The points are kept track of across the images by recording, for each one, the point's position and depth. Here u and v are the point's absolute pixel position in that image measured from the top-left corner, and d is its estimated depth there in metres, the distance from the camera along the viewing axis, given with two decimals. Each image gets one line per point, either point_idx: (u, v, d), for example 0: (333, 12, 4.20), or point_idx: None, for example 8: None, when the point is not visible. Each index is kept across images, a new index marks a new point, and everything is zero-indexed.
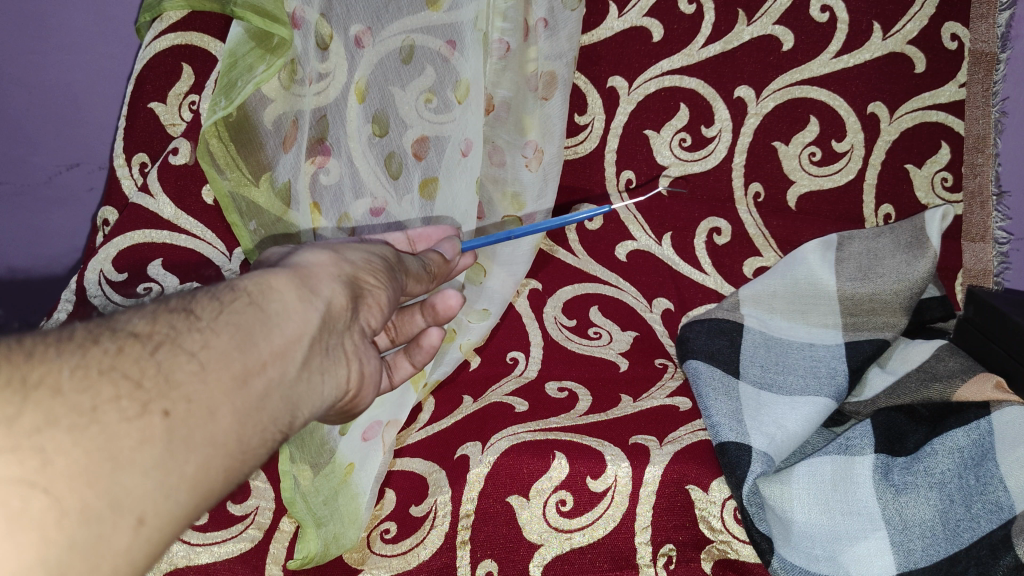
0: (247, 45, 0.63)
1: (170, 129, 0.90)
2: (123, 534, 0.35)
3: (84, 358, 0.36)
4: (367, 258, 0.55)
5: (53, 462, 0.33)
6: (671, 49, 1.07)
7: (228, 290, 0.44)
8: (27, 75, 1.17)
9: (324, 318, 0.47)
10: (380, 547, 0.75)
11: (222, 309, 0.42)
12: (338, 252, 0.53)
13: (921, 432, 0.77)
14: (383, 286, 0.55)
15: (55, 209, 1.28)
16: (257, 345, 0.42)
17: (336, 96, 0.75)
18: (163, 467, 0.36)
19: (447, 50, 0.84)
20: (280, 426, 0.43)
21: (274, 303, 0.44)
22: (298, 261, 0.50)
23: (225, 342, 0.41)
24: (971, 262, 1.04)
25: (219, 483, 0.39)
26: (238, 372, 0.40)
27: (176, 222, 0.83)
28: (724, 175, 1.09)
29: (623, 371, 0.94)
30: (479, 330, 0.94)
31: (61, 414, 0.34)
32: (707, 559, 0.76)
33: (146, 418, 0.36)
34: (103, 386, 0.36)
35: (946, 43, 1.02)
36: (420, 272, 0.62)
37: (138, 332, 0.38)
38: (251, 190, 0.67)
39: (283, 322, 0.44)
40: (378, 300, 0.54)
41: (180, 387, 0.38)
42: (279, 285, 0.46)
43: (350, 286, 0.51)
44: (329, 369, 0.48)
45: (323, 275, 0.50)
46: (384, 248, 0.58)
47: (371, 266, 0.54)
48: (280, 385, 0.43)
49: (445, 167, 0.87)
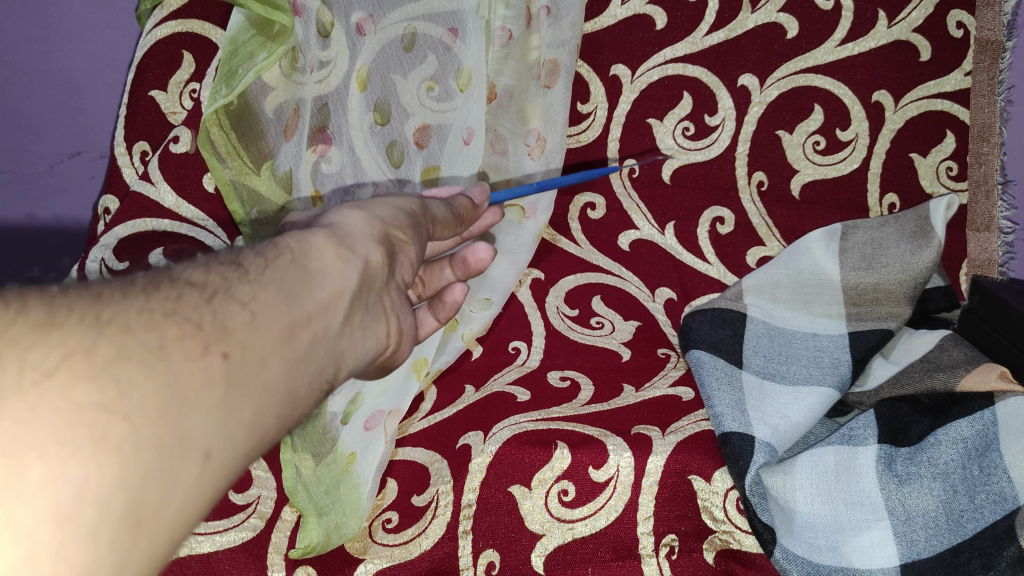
0: (247, 32, 0.62)
1: (171, 117, 0.90)
2: (191, 469, 0.34)
3: (148, 302, 0.36)
4: (397, 214, 0.54)
5: (129, 393, 0.33)
6: (675, 36, 1.06)
7: (272, 247, 0.44)
8: (28, 63, 1.17)
9: (363, 275, 0.47)
10: (382, 536, 0.74)
11: (268, 264, 0.42)
12: (368, 210, 0.52)
13: (925, 423, 0.76)
14: (414, 242, 0.54)
15: (56, 197, 1.29)
16: (302, 300, 0.42)
17: (337, 84, 0.74)
18: (224, 409, 0.36)
19: (449, 37, 0.83)
20: (325, 378, 0.44)
21: (315, 261, 0.44)
22: (330, 221, 0.50)
23: (273, 295, 0.41)
24: (976, 252, 1.03)
25: (271, 430, 0.39)
26: (287, 324, 0.40)
27: (177, 210, 0.84)
28: (728, 164, 1.09)
29: (625, 361, 0.94)
30: (481, 319, 0.94)
31: (132, 349, 0.34)
32: (708, 550, 0.74)
33: (208, 359, 0.36)
34: (168, 327, 0.36)
35: (952, 31, 1.01)
36: (447, 218, 0.61)
37: (195, 281, 0.39)
38: (252, 178, 0.67)
39: (323, 278, 0.44)
40: (410, 256, 0.53)
41: (235, 334, 0.38)
42: (319, 243, 0.46)
43: (384, 244, 0.50)
44: (370, 326, 0.48)
45: (358, 234, 0.49)
46: (410, 201, 0.57)
47: (400, 223, 0.53)
48: (324, 338, 0.43)
49: (447, 156, 0.86)
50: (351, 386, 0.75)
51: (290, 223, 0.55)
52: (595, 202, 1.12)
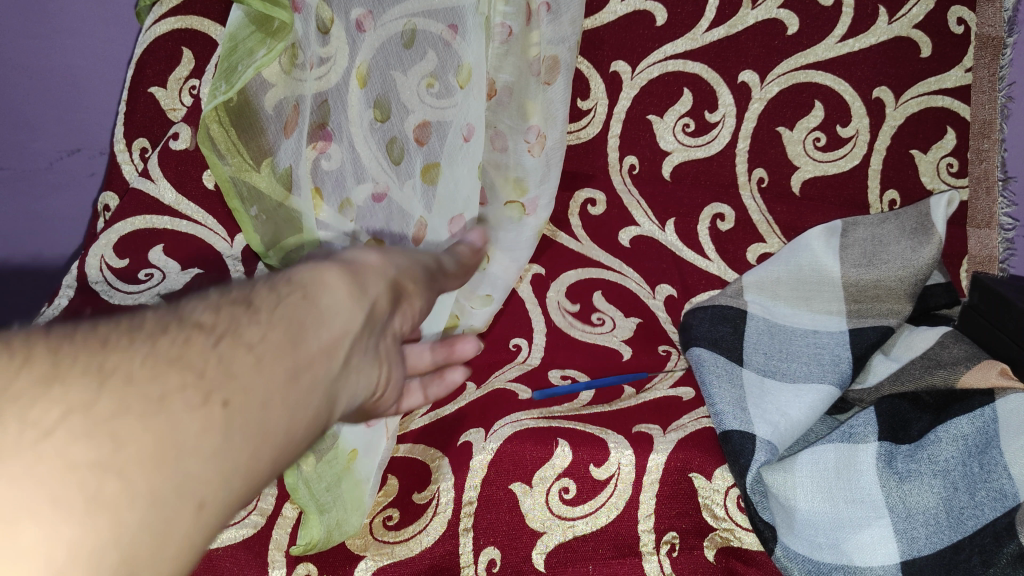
0: (247, 29, 0.62)
1: (171, 114, 0.91)
2: (183, 520, 0.35)
3: (153, 349, 0.38)
4: (411, 265, 0.57)
5: (123, 448, 0.34)
6: (675, 32, 1.05)
7: (285, 283, 0.46)
8: (26, 59, 1.18)
9: (368, 318, 0.48)
10: (383, 534, 0.74)
11: (280, 301, 0.44)
12: (385, 254, 0.55)
13: (925, 420, 0.76)
14: (420, 293, 0.57)
15: (57, 194, 1.31)
16: (307, 342, 0.43)
17: (337, 81, 0.73)
18: (221, 454, 0.37)
19: (449, 34, 0.79)
20: (321, 420, 0.44)
21: (324, 299, 0.46)
22: (346, 258, 0.52)
23: (279, 334, 0.42)
24: (976, 249, 1.03)
25: (263, 475, 0.40)
26: (290, 365, 0.41)
27: (177, 207, 0.88)
28: (728, 161, 1.09)
29: (626, 360, 0.94)
30: (481, 316, 0.95)
31: (133, 402, 0.35)
32: (709, 547, 0.75)
33: (209, 406, 0.37)
34: (170, 376, 0.37)
35: (953, 28, 1.00)
36: (455, 270, 0.65)
37: (203, 323, 0.41)
38: (252, 174, 0.69)
39: (332, 317, 0.45)
40: (413, 306, 0.55)
41: (238, 379, 0.39)
42: (331, 280, 0.47)
43: (392, 288, 0.53)
44: (364, 370, 0.48)
45: (369, 274, 0.51)
46: (424, 255, 0.61)
47: (413, 273, 0.56)
48: (324, 381, 0.44)
49: (447, 154, 0.82)
50: None
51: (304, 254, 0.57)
52: (595, 198, 1.12)
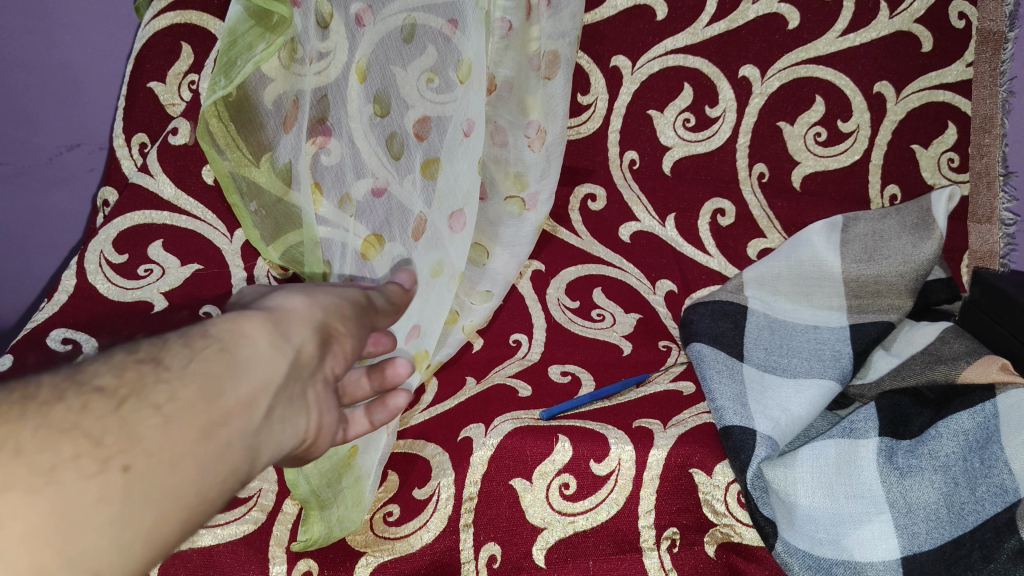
0: (247, 23, 0.62)
1: (169, 108, 0.98)
2: None
3: (46, 419, 0.39)
4: (340, 304, 0.55)
5: (9, 526, 0.36)
6: (675, 27, 1.06)
7: (201, 336, 0.46)
8: (26, 55, 1.18)
9: (291, 367, 0.48)
10: (383, 529, 0.74)
11: (193, 356, 0.44)
12: (312, 295, 0.54)
13: (926, 416, 0.77)
14: (353, 334, 0.55)
15: (56, 189, 1.31)
16: (222, 396, 0.43)
17: (336, 75, 0.73)
18: (117, 525, 0.38)
19: (449, 28, 0.77)
20: (240, 474, 0.45)
21: (244, 349, 0.46)
22: (272, 304, 0.51)
23: (191, 392, 0.42)
24: (977, 244, 1.02)
25: (173, 537, 0.41)
26: (201, 425, 0.42)
27: (176, 202, 0.94)
28: (728, 156, 1.09)
29: (627, 355, 0.93)
30: (482, 311, 0.93)
31: (20, 476, 0.37)
32: (709, 542, 0.75)
33: (106, 474, 0.38)
34: (65, 445, 0.38)
35: (954, 22, 1.00)
36: (389, 307, 0.61)
37: (104, 387, 0.41)
38: (251, 169, 0.73)
39: (250, 368, 0.45)
40: (345, 348, 0.54)
41: (141, 443, 0.40)
42: (252, 331, 0.47)
43: (320, 332, 0.51)
44: (291, 419, 0.48)
45: (294, 320, 0.51)
46: (356, 291, 0.58)
47: (344, 313, 0.55)
48: (242, 436, 0.44)
49: (447, 149, 0.77)
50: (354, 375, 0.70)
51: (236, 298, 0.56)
52: (595, 193, 1.11)
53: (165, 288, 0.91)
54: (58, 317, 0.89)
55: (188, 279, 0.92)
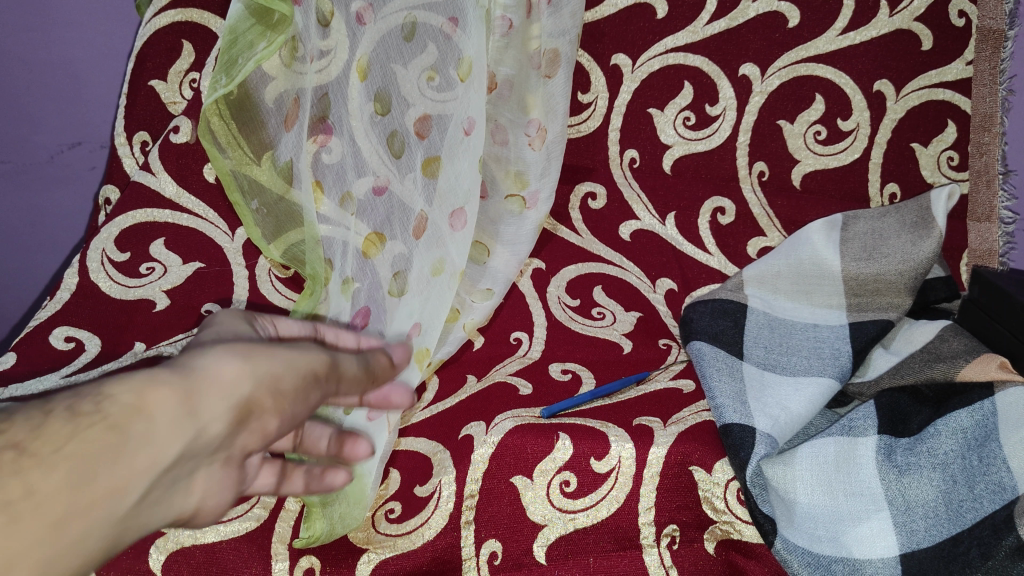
0: (247, 21, 0.62)
1: (171, 106, 1.03)
2: None
3: None
4: (285, 370, 0.41)
5: None
6: (675, 26, 1.06)
7: (92, 400, 0.34)
8: (26, 53, 1.18)
9: (199, 444, 0.37)
10: (385, 526, 0.73)
11: (74, 431, 0.33)
12: (252, 356, 0.40)
13: (924, 414, 0.77)
14: (289, 411, 0.41)
15: (56, 187, 1.31)
16: (92, 489, 0.32)
17: (337, 74, 0.73)
18: None
19: (450, 26, 0.77)
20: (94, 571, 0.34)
21: (142, 423, 0.35)
22: (198, 360, 0.38)
23: (56, 481, 0.32)
24: (976, 243, 1.03)
25: None
26: (50, 525, 0.31)
27: (177, 200, 0.99)
28: (728, 154, 1.09)
29: (627, 354, 0.94)
30: (482, 309, 0.93)
31: None
32: (709, 539, 0.76)
33: None
34: None
35: (954, 20, 1.01)
36: (358, 373, 0.48)
37: None
38: (252, 168, 0.75)
39: (146, 450, 0.34)
40: (268, 426, 0.40)
41: None
42: (159, 398, 0.36)
43: (246, 407, 0.38)
44: (179, 502, 0.37)
45: (219, 386, 0.38)
46: (317, 356, 0.43)
47: (282, 386, 0.40)
48: (104, 534, 0.33)
49: (448, 147, 0.77)
50: None
51: (207, 325, 0.46)
52: (595, 191, 1.12)
53: (166, 285, 0.95)
54: (60, 316, 0.91)
55: (188, 277, 0.96)
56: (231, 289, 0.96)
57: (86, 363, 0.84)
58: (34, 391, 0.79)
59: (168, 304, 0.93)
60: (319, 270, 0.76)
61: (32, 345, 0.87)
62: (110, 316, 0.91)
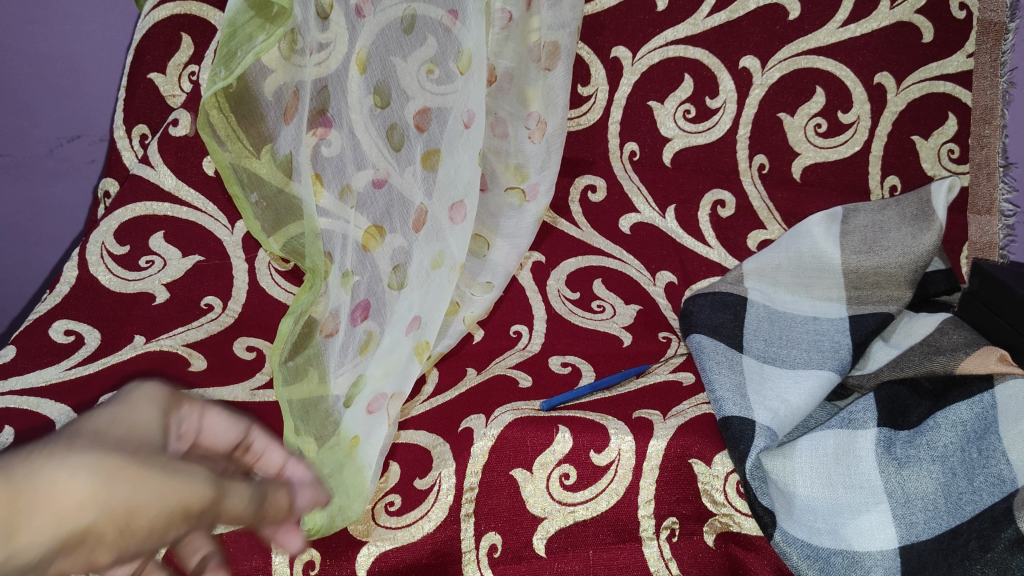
0: (247, 13, 0.60)
1: (169, 99, 1.04)
2: None
3: None
4: (149, 509, 0.36)
5: None
6: (675, 18, 1.06)
7: None
8: (27, 46, 1.20)
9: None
10: (385, 519, 0.73)
11: None
12: (109, 480, 0.35)
13: (924, 406, 0.77)
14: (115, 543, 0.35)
15: (56, 180, 1.31)
16: None
17: (337, 66, 0.68)
18: None
19: (449, 19, 0.78)
20: None
21: None
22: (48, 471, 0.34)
23: None
24: (976, 236, 1.02)
25: None
26: None
27: (177, 193, 0.99)
28: (728, 147, 1.09)
29: (627, 347, 0.93)
30: (482, 302, 0.94)
31: None
32: (709, 532, 0.75)
33: None
34: None
35: (955, 13, 1.01)
36: (246, 511, 0.42)
37: None
38: (252, 162, 0.65)
39: None
40: (94, 557, 0.35)
41: None
42: None
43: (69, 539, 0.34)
44: None
45: (41, 511, 0.33)
46: (201, 482, 0.39)
47: (125, 511, 0.35)
48: None
49: (447, 140, 0.80)
50: (355, 367, 0.74)
51: (130, 397, 0.42)
52: (595, 184, 1.12)
53: (166, 278, 0.95)
54: (60, 309, 0.91)
55: (188, 270, 0.96)
56: (230, 282, 0.96)
57: (86, 356, 0.84)
58: (33, 383, 0.80)
59: (168, 297, 0.93)
60: (319, 264, 0.66)
61: (32, 337, 0.87)
62: (111, 309, 0.91)
